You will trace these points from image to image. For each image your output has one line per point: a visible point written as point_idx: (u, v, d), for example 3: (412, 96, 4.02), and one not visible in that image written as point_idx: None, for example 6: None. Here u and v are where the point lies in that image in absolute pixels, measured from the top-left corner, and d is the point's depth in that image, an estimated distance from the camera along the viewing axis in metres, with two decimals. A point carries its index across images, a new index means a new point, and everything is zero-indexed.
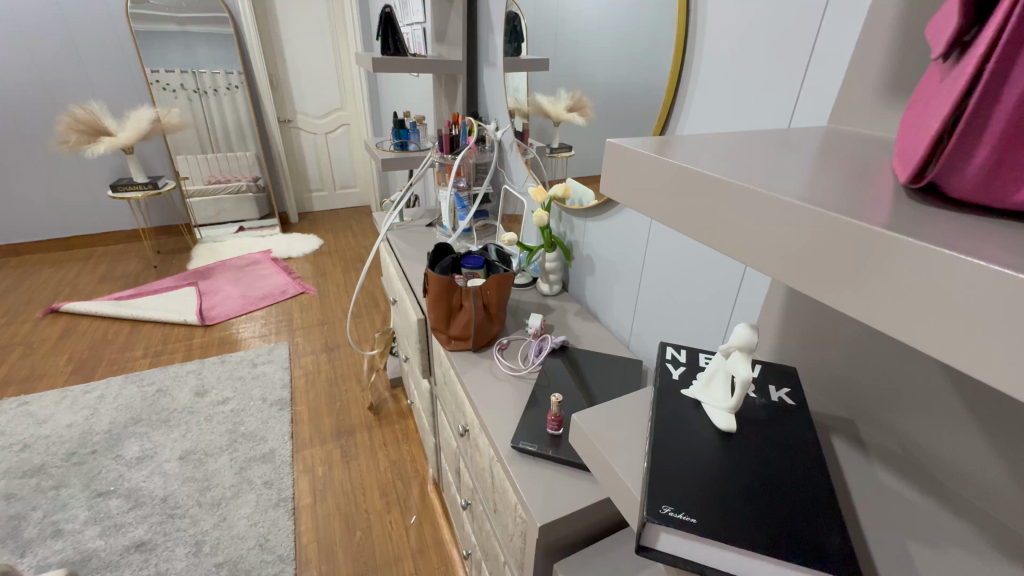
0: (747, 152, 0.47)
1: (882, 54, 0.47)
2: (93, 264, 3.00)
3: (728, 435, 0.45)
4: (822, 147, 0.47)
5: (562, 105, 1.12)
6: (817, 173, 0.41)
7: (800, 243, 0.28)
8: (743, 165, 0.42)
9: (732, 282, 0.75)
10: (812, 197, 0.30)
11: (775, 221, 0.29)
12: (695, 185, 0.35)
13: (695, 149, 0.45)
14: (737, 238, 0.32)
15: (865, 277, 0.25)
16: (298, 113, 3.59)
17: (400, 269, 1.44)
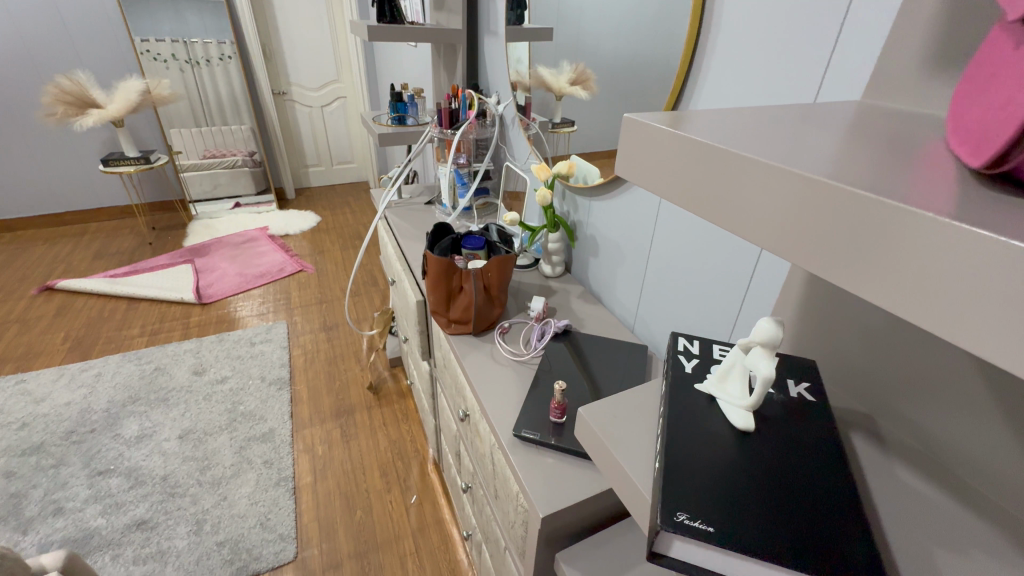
0: (772, 127, 0.43)
1: (927, 20, 0.42)
2: (87, 240, 2.95)
3: (746, 435, 0.43)
4: (856, 124, 0.43)
5: (565, 77, 1.07)
6: (848, 151, 0.37)
7: (801, 217, 0.27)
8: (761, 139, 0.39)
9: (745, 267, 0.72)
10: (830, 171, 0.28)
11: (785, 196, 0.28)
12: (694, 156, 0.33)
13: (711, 122, 0.41)
14: (744, 214, 0.30)
15: (865, 253, 0.24)
16: (293, 85, 3.48)
17: (398, 249, 1.40)
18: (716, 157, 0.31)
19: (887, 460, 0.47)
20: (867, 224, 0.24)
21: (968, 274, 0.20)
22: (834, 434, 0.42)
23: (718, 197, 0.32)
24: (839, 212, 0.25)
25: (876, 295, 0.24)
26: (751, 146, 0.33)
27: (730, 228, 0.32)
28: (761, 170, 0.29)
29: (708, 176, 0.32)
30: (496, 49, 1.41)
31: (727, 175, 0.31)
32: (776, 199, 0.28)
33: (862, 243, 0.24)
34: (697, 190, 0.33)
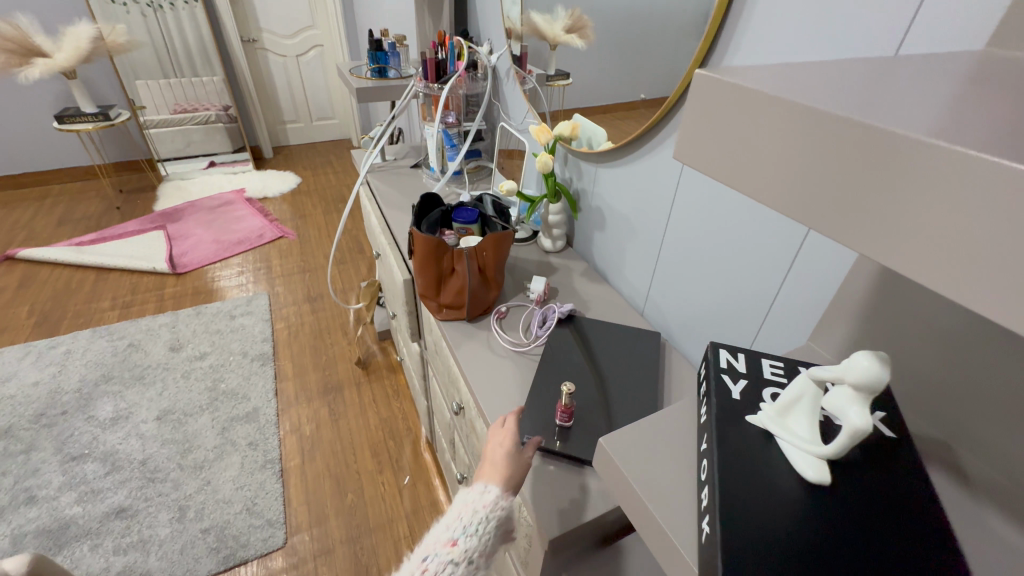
0: (880, 78, 0.31)
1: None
2: (49, 205, 2.75)
3: (819, 489, 0.34)
4: (994, 80, 0.31)
5: (559, 24, 0.94)
6: (982, 104, 0.27)
7: (828, 178, 0.24)
8: (855, 87, 0.29)
9: (784, 253, 0.61)
10: (877, 111, 0.24)
11: (815, 151, 0.24)
12: (722, 104, 0.27)
13: (789, 69, 0.30)
14: (765, 174, 0.26)
15: (890, 219, 0.21)
16: (264, 31, 3.19)
17: (382, 219, 1.28)
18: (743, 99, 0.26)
19: (976, 504, 0.38)
20: (896, 181, 0.21)
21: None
22: (921, 477, 0.35)
23: (728, 150, 0.27)
24: (876, 161, 0.22)
25: (901, 261, 0.22)
26: (780, 78, 0.27)
27: (742, 187, 0.28)
28: (787, 110, 0.25)
29: (721, 120, 0.27)
30: None
31: (745, 120, 0.26)
32: (801, 151, 0.24)
33: (883, 207, 0.22)
34: (702, 140, 0.29)
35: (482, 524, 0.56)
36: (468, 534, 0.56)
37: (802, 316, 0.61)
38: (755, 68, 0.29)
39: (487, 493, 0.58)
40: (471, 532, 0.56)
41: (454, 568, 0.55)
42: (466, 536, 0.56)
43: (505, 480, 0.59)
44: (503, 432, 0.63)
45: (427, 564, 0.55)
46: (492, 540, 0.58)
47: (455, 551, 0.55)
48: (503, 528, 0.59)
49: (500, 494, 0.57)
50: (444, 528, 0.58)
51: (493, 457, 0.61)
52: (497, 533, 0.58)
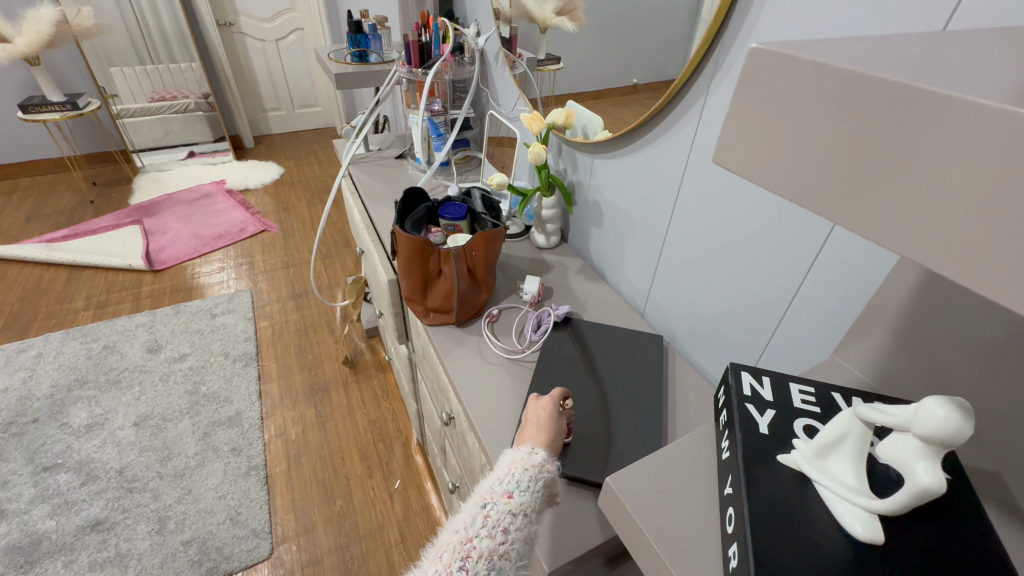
0: (963, 52, 0.25)
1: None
2: (18, 199, 2.63)
3: (869, 548, 0.29)
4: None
5: (550, 4, 0.87)
6: None
7: (888, 171, 0.18)
8: (937, 61, 0.23)
9: (804, 253, 0.56)
10: (921, 74, 0.19)
11: (878, 140, 0.19)
12: (765, 80, 0.22)
13: (848, 42, 0.24)
14: (810, 169, 0.21)
15: (958, 220, 0.16)
16: (240, 14, 3.05)
17: (365, 215, 1.21)
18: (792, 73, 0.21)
19: None
20: (965, 172, 0.16)
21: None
22: (985, 525, 0.30)
23: (734, 131, 0.23)
24: (948, 140, 0.17)
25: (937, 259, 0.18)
26: (811, 42, 0.23)
27: (750, 176, 0.24)
28: (803, 82, 0.21)
29: (751, 99, 0.22)
30: None
31: (785, 99, 0.21)
32: (862, 137, 0.19)
33: (949, 205, 0.17)
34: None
35: (536, 479, 0.48)
36: (522, 488, 0.47)
37: (824, 322, 0.56)
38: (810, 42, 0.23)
39: (535, 454, 0.50)
40: (525, 487, 0.47)
41: (513, 519, 0.45)
42: (521, 490, 0.46)
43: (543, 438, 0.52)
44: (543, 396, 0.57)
45: (486, 512, 0.46)
46: (544, 499, 0.49)
47: (513, 504, 0.46)
48: (548, 488, 0.51)
49: (546, 458, 0.50)
50: (494, 478, 0.48)
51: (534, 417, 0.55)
52: (546, 492, 0.50)
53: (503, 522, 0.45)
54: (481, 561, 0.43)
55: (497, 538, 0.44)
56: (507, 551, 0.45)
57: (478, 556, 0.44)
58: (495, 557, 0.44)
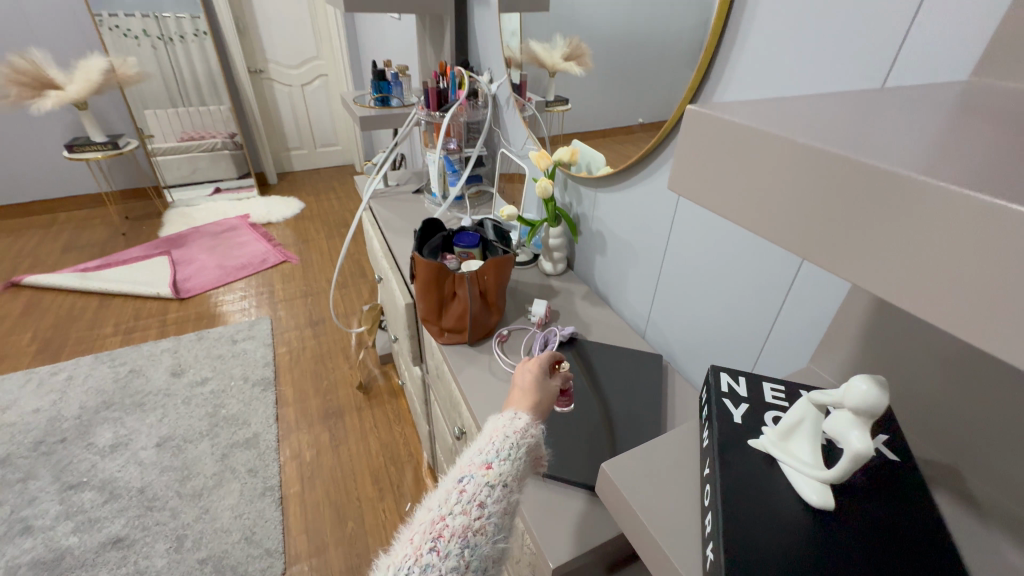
0: (867, 112, 0.32)
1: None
2: (56, 232, 2.79)
3: (823, 514, 0.34)
4: (992, 109, 0.32)
5: (558, 53, 0.96)
6: (962, 137, 0.28)
7: (831, 211, 0.24)
8: (844, 122, 0.30)
9: (783, 275, 0.62)
10: (848, 140, 0.25)
11: (820, 188, 0.24)
12: (722, 141, 0.28)
13: (774, 106, 0.31)
14: (771, 210, 0.26)
15: (892, 245, 0.21)
16: (270, 62, 3.29)
17: (385, 244, 1.29)
18: (745, 137, 0.26)
19: (988, 534, 0.37)
20: (896, 209, 0.21)
21: (999, 278, 0.17)
22: (929, 501, 0.35)
23: (708, 181, 0.29)
24: (876, 188, 0.22)
25: (871, 281, 0.23)
26: (753, 109, 0.29)
27: (725, 214, 0.29)
28: (755, 142, 0.26)
29: (717, 156, 0.28)
30: (487, 23, 1.27)
31: (742, 154, 0.27)
32: (807, 186, 0.24)
33: (883, 237, 0.22)
34: (692, 172, 0.30)
35: (517, 447, 0.47)
36: (501, 458, 0.46)
37: (803, 337, 0.61)
38: (753, 109, 0.29)
39: (518, 419, 0.49)
40: (505, 456, 0.46)
41: (490, 491, 0.44)
42: (500, 460, 0.45)
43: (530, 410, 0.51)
44: (529, 361, 0.57)
45: (462, 486, 0.44)
46: (528, 466, 0.48)
47: (491, 475, 0.45)
48: (533, 454, 0.50)
49: (530, 423, 0.49)
50: (473, 450, 0.48)
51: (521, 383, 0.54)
52: (531, 459, 0.49)
53: (480, 495, 0.44)
54: (454, 539, 0.41)
55: (473, 512, 0.43)
56: (484, 525, 0.43)
57: (451, 535, 0.42)
58: (470, 533, 0.42)
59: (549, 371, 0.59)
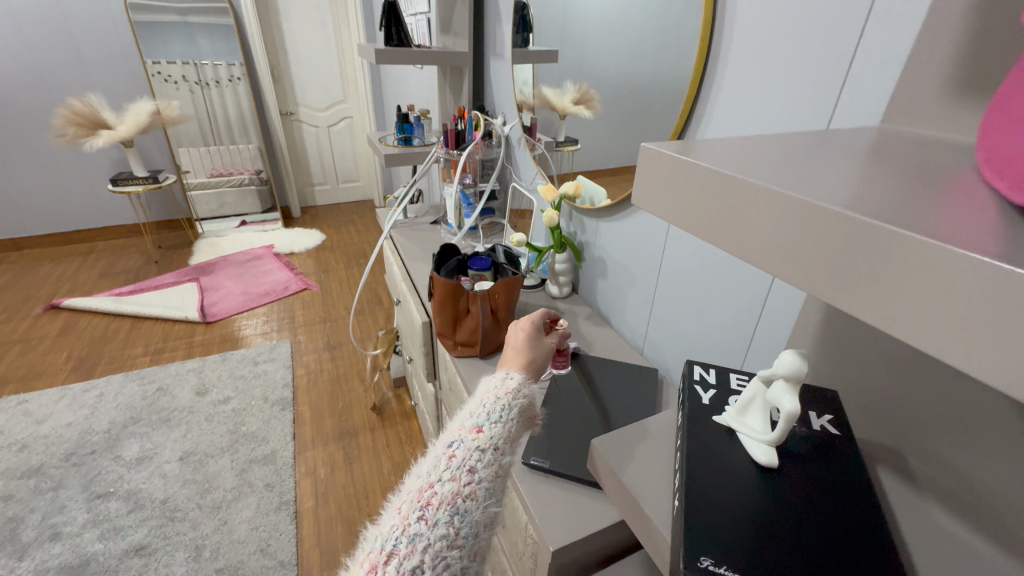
0: (795, 156, 0.41)
1: (948, 32, 0.39)
2: (94, 259, 2.97)
3: (769, 471, 0.41)
4: (902, 145, 0.40)
5: (568, 98, 1.07)
6: (869, 174, 0.36)
7: (815, 248, 0.25)
8: (780, 164, 0.38)
9: (761, 292, 0.70)
10: (824, 192, 0.28)
11: (801, 227, 0.26)
12: (710, 185, 0.31)
13: (725, 151, 0.40)
14: (761, 246, 0.28)
15: (874, 279, 0.22)
16: (300, 105, 3.54)
17: (404, 270, 1.40)
18: (731, 183, 0.29)
19: (923, 503, 0.43)
20: (874, 250, 0.22)
21: (974, 312, 0.18)
22: (860, 465, 0.41)
23: (701, 217, 0.32)
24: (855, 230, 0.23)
25: (862, 309, 0.23)
26: (738, 164, 0.32)
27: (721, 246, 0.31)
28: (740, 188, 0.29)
29: (707, 196, 0.31)
30: (503, 72, 1.42)
31: (730, 197, 0.30)
32: (789, 228, 0.26)
33: (866, 273, 0.23)
34: (686, 205, 0.33)
35: (506, 409, 0.52)
36: (493, 421, 0.50)
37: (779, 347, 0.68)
38: (737, 163, 0.33)
39: (509, 379, 0.56)
40: (496, 418, 0.51)
41: (480, 456, 0.48)
42: (491, 423, 0.50)
43: (527, 364, 0.60)
44: (521, 324, 0.68)
45: (452, 451, 0.48)
46: (518, 427, 0.53)
47: (480, 439, 0.49)
48: (527, 414, 0.55)
49: (522, 381, 0.56)
50: (465, 418, 0.52)
51: (515, 343, 0.64)
52: (522, 418, 0.54)
53: (469, 460, 0.47)
54: (442, 507, 0.44)
55: (462, 479, 0.46)
56: (474, 490, 0.46)
57: (439, 503, 0.44)
58: (460, 499, 0.45)
59: (542, 331, 0.69)
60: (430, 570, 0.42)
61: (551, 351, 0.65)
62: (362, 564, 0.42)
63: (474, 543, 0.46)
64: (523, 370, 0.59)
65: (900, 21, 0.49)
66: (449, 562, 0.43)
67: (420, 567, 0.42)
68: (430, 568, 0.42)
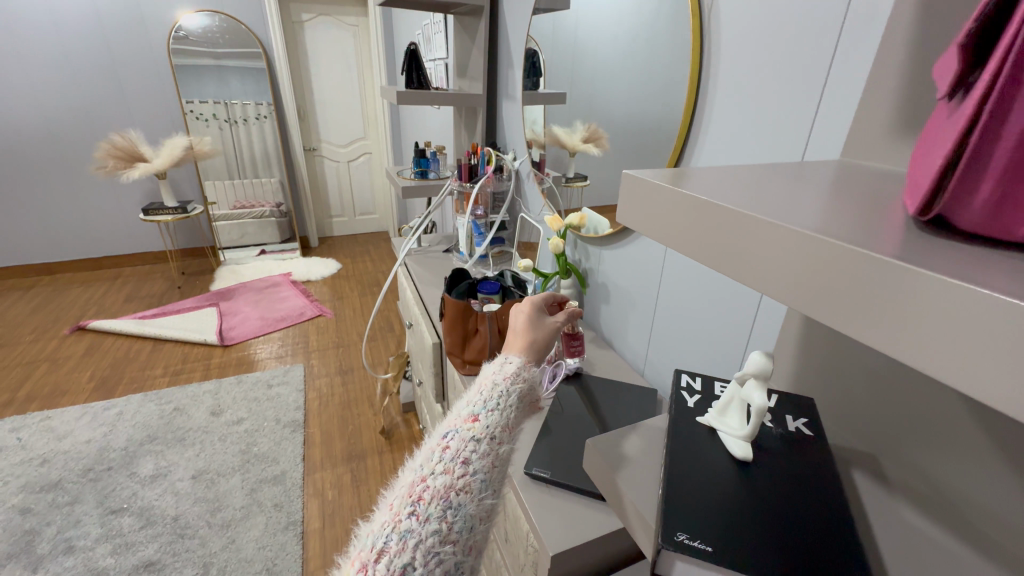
0: (766, 183, 0.47)
1: (893, 77, 0.45)
2: (120, 284, 3.10)
3: (745, 464, 0.45)
4: (859, 173, 0.45)
5: (577, 136, 1.15)
6: (826, 198, 0.41)
7: (818, 277, 0.26)
8: (750, 190, 0.44)
9: (750, 312, 0.75)
10: (817, 221, 0.29)
11: (803, 258, 0.27)
12: (713, 218, 0.32)
13: (704, 179, 0.46)
14: (765, 274, 0.29)
15: (878, 307, 0.23)
16: (323, 141, 3.73)
17: (417, 294, 1.46)
18: (732, 218, 0.31)
19: (894, 501, 0.46)
20: (878, 282, 0.23)
21: (980, 344, 0.18)
22: (831, 463, 0.45)
23: (704, 244, 0.34)
24: (855, 263, 0.24)
25: (869, 335, 0.24)
26: (735, 197, 0.34)
27: (725, 271, 0.32)
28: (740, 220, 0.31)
29: (710, 226, 0.33)
30: (514, 112, 1.52)
31: (731, 228, 0.31)
32: (793, 259, 0.27)
33: (869, 302, 0.23)
34: (688, 233, 0.35)
35: (502, 396, 0.55)
36: (489, 409, 0.53)
37: None
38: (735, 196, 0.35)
39: (508, 364, 0.59)
40: (492, 407, 0.53)
41: (474, 447, 0.50)
42: (486, 412, 0.52)
43: (529, 349, 0.64)
44: (523, 307, 0.70)
45: (446, 443, 0.50)
46: (516, 413, 0.55)
47: (476, 428, 0.51)
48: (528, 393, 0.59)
49: (522, 364, 0.59)
50: (462, 409, 0.54)
51: (516, 325, 0.67)
52: (521, 403, 0.57)
53: (463, 451, 0.49)
54: (435, 501, 0.45)
55: (456, 471, 0.47)
56: (467, 483, 0.47)
57: (431, 498, 0.45)
58: (453, 492, 0.46)
59: (547, 314, 0.72)
60: (422, 567, 0.42)
61: (554, 333, 0.68)
62: (353, 563, 0.42)
63: (468, 538, 0.46)
64: (523, 355, 0.62)
65: (859, 62, 0.56)
66: (442, 558, 0.44)
67: (412, 563, 0.42)
68: (422, 564, 0.42)
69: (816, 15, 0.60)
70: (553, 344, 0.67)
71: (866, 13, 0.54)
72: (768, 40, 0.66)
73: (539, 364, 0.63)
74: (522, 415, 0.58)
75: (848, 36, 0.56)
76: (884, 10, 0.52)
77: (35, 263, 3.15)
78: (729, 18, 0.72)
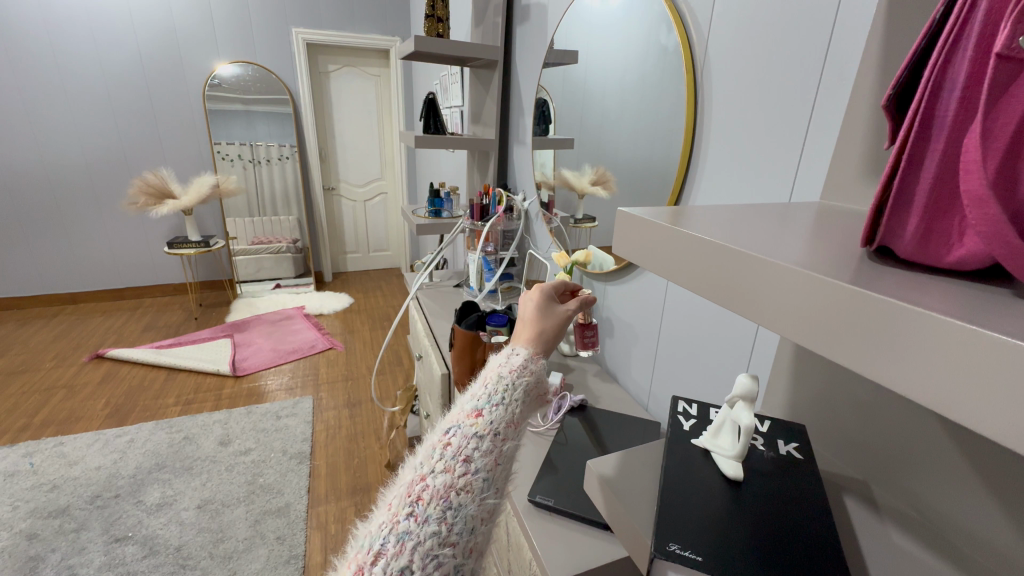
0: (752, 221, 0.51)
1: (860, 128, 0.51)
2: (140, 314, 3.19)
3: (736, 483, 0.47)
4: (837, 213, 0.50)
5: (586, 179, 1.22)
6: (803, 235, 0.45)
7: (819, 312, 0.28)
8: (736, 227, 0.48)
9: (747, 344, 0.78)
10: (805, 258, 0.32)
11: (809, 295, 0.29)
12: (716, 256, 0.35)
13: (696, 217, 0.50)
14: (770, 308, 0.31)
15: (876, 339, 0.25)
16: (342, 181, 3.89)
17: (427, 326, 1.51)
18: (735, 255, 0.33)
19: (883, 524, 0.48)
20: (879, 319, 0.25)
21: (980, 377, 0.20)
22: (818, 485, 0.47)
23: (707, 279, 0.36)
24: (857, 301, 0.26)
25: (869, 365, 0.26)
26: (730, 236, 0.37)
27: (727, 304, 0.35)
28: (743, 258, 0.33)
29: (711, 260, 0.35)
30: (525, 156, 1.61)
31: (733, 264, 0.34)
32: (796, 295, 0.29)
33: (870, 334, 0.25)
34: (691, 268, 0.38)
35: (507, 388, 0.58)
36: (492, 406, 0.55)
37: None
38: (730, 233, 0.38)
39: (515, 356, 0.63)
40: (494, 407, 0.56)
41: (476, 444, 0.52)
42: (488, 410, 0.55)
43: (537, 338, 0.69)
44: (530, 295, 0.77)
45: (448, 440, 0.52)
46: (520, 407, 0.59)
47: (478, 424, 0.53)
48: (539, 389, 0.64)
49: (528, 357, 0.64)
50: (465, 403, 0.57)
51: (526, 314, 0.73)
52: (527, 396, 0.61)
53: (464, 450, 0.51)
54: (434, 501, 0.48)
55: (456, 470, 0.50)
56: (468, 482, 0.50)
57: (431, 498, 0.48)
58: (452, 491, 0.49)
59: (553, 302, 0.78)
60: (419, 570, 0.44)
61: (564, 321, 0.74)
62: (350, 564, 0.45)
63: (468, 540, 0.49)
64: (531, 345, 0.67)
65: (835, 114, 0.62)
66: (441, 561, 0.46)
67: (409, 566, 0.44)
68: (420, 566, 0.44)
69: (796, 73, 0.66)
70: (562, 332, 0.73)
71: (840, 73, 0.60)
72: (756, 92, 0.73)
73: (547, 355, 0.68)
74: (528, 408, 0.62)
75: (826, 91, 0.63)
76: (854, 71, 0.59)
77: (60, 292, 3.27)
78: (719, 75, 0.79)
